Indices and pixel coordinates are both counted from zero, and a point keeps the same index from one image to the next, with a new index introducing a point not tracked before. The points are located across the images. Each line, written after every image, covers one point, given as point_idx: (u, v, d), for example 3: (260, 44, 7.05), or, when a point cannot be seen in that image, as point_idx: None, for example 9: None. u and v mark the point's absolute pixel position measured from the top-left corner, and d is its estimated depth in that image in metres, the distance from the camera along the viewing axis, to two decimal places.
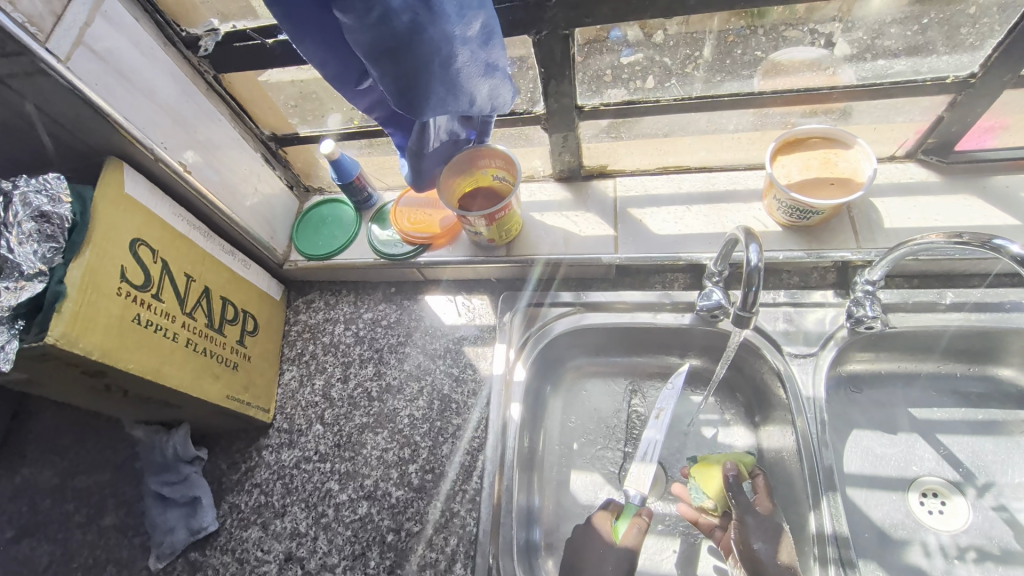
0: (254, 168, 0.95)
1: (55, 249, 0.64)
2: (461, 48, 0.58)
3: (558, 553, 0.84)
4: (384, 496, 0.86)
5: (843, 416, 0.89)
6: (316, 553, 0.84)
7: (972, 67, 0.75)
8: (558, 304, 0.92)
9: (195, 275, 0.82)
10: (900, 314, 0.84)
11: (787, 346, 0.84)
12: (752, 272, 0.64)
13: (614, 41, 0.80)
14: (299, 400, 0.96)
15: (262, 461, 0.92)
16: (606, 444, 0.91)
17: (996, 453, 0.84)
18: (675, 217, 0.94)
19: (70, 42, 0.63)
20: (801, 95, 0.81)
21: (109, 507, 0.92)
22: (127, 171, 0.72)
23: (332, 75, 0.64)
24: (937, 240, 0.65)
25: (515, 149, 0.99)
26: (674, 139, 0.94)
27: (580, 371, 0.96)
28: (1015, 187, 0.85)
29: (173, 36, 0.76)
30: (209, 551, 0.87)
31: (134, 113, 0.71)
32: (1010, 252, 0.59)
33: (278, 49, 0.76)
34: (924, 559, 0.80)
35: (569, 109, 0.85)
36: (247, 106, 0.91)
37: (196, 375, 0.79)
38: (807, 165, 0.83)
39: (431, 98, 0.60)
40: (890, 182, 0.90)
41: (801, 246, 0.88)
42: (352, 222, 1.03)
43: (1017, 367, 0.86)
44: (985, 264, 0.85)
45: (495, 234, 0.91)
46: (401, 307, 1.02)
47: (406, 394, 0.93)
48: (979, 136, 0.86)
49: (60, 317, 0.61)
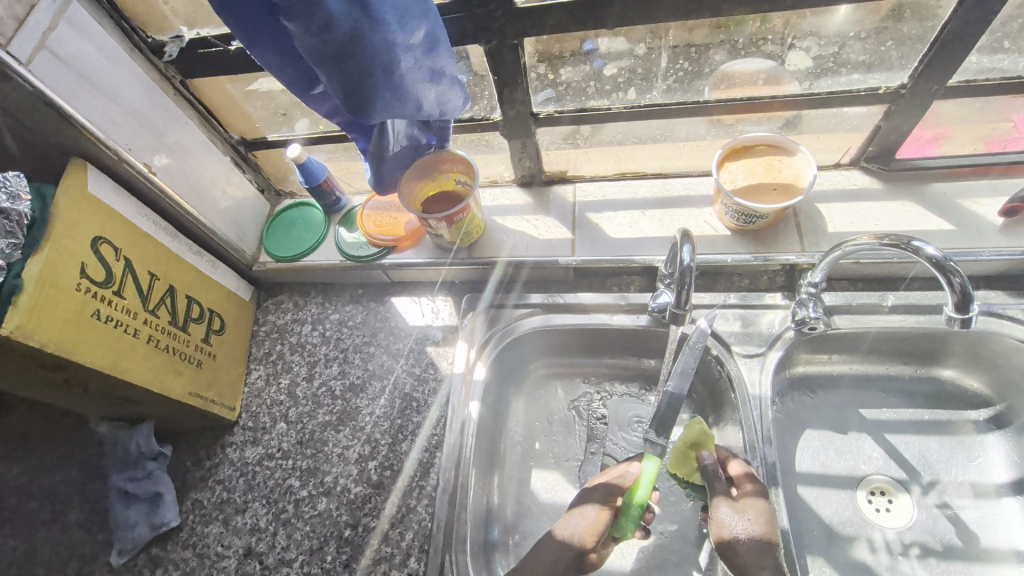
0: (223, 171, 0.98)
1: (13, 245, 0.65)
2: (404, 54, 0.61)
3: (515, 550, 0.85)
4: (343, 492, 0.87)
5: (795, 415, 0.92)
6: (274, 548, 0.85)
7: (903, 78, 0.79)
8: (522, 305, 0.94)
9: (159, 273, 0.84)
10: (845, 316, 0.86)
11: (736, 346, 0.86)
12: (685, 271, 0.67)
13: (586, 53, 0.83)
14: (264, 398, 0.98)
15: (226, 458, 0.94)
16: (565, 442, 0.93)
17: (941, 452, 0.87)
18: (630, 221, 0.97)
19: (33, 46, 0.66)
20: (745, 104, 0.84)
21: (74, 504, 0.93)
22: (92, 171, 0.75)
23: (286, 82, 0.67)
24: (866, 241, 0.67)
25: (477, 155, 1.03)
26: (632, 147, 0.98)
27: (542, 372, 0.99)
28: (952, 194, 0.89)
29: (139, 42, 0.79)
30: (170, 546, 0.88)
31: (99, 115, 0.75)
32: (927, 254, 0.62)
33: (240, 55, 0.79)
34: (869, 555, 0.82)
35: (525, 116, 0.88)
36: (216, 110, 0.94)
37: (157, 369, 0.81)
38: (752, 171, 0.86)
39: (377, 102, 0.63)
40: (834, 188, 0.93)
41: (748, 249, 0.91)
42: (321, 225, 1.06)
43: (958, 368, 0.89)
44: (908, 267, 0.88)
45: (455, 236, 0.94)
46: (368, 308, 1.04)
47: (369, 392, 0.95)
48: (920, 145, 0.90)
49: (16, 309, 0.63)
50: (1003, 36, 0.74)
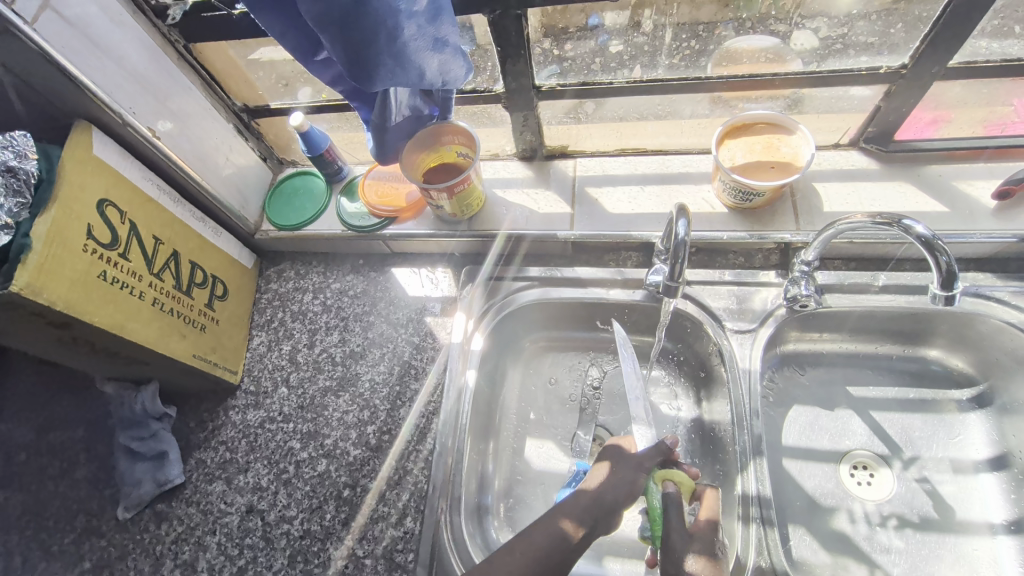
0: (226, 139, 0.98)
1: (22, 204, 0.67)
2: (407, 21, 0.62)
3: (507, 514, 0.88)
4: (342, 454, 0.90)
5: (784, 392, 0.94)
6: (275, 506, 0.88)
7: (904, 57, 0.78)
8: (521, 278, 0.96)
9: (163, 238, 0.85)
10: (836, 295, 0.88)
11: (729, 322, 0.88)
12: (679, 246, 0.69)
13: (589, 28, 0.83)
14: (266, 363, 1.00)
15: (228, 420, 0.96)
16: (560, 412, 0.96)
17: (923, 429, 0.90)
18: (629, 197, 0.98)
19: (37, 5, 0.66)
20: (747, 81, 0.83)
21: (81, 461, 0.96)
22: (96, 133, 0.76)
23: (290, 47, 0.67)
24: (860, 220, 0.68)
25: (479, 128, 1.03)
26: (634, 123, 0.98)
27: (539, 344, 1.01)
28: (948, 177, 0.89)
29: (143, 4, 0.79)
30: (175, 502, 0.91)
31: (103, 78, 0.75)
32: (916, 232, 0.63)
33: (243, 20, 0.79)
34: (848, 525, 0.85)
35: (528, 89, 0.88)
36: (218, 76, 0.94)
37: (162, 332, 0.83)
38: (751, 149, 0.87)
39: (380, 69, 0.64)
40: (832, 168, 0.94)
41: (744, 227, 0.92)
42: (322, 195, 1.07)
43: (945, 348, 0.91)
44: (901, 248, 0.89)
45: (456, 208, 0.95)
46: (368, 278, 1.05)
47: (368, 359, 0.97)
48: (919, 126, 0.90)
49: (25, 267, 0.64)
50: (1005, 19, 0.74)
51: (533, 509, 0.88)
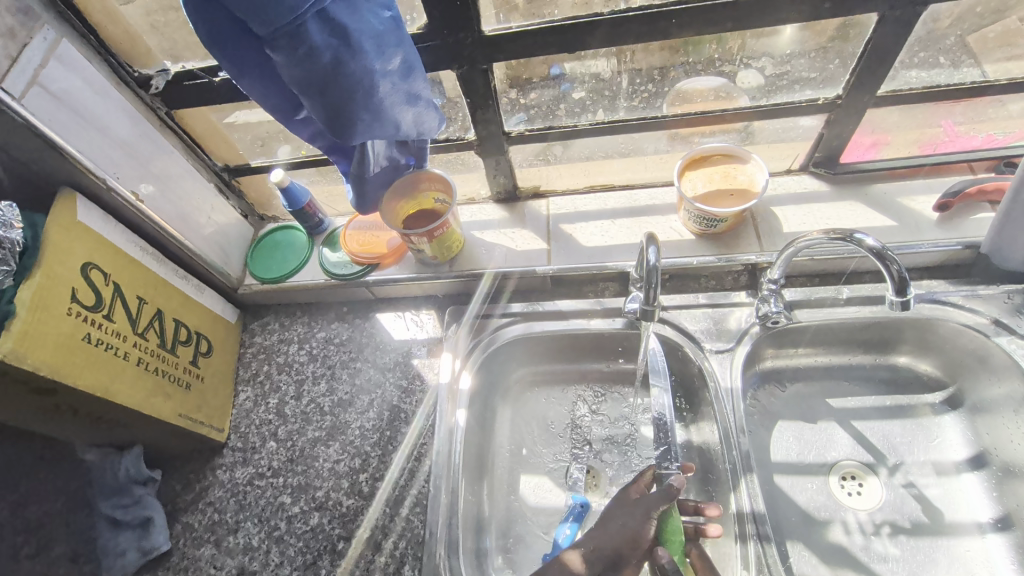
0: (208, 198, 1.01)
1: (6, 272, 0.68)
2: (382, 80, 0.66)
3: (510, 554, 0.87)
4: (335, 505, 0.88)
5: (768, 408, 0.96)
6: (268, 566, 0.85)
7: (836, 89, 0.87)
8: (504, 315, 0.98)
9: (147, 298, 0.86)
10: (804, 309, 0.92)
11: (707, 343, 0.91)
12: (651, 271, 0.72)
13: (551, 78, 0.90)
14: (253, 418, 0.99)
15: (216, 479, 0.94)
16: (552, 447, 0.96)
17: (903, 435, 0.92)
18: (602, 230, 1.03)
19: (24, 82, 0.69)
20: (699, 117, 0.91)
21: (60, 536, 0.92)
22: (80, 200, 0.77)
23: (271, 108, 0.71)
24: (817, 237, 0.73)
25: (455, 175, 1.08)
26: (601, 162, 1.04)
27: (526, 379, 1.02)
28: (892, 194, 0.97)
29: (126, 77, 0.84)
30: (161, 572, 0.88)
31: (87, 147, 0.78)
32: (867, 244, 0.68)
33: (224, 86, 0.85)
34: (844, 537, 0.86)
35: (498, 135, 0.93)
36: (201, 139, 0.98)
37: (147, 392, 0.82)
38: (710, 179, 0.93)
39: (358, 124, 0.68)
40: (787, 192, 1.01)
41: (712, 252, 0.97)
42: (304, 246, 1.09)
43: (912, 354, 0.95)
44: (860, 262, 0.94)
45: (436, 251, 0.98)
46: (353, 325, 1.07)
47: (357, 406, 0.97)
48: (860, 150, 0.99)
49: (8, 334, 0.65)
50: (920, 53, 0.83)
51: (535, 548, 0.88)
